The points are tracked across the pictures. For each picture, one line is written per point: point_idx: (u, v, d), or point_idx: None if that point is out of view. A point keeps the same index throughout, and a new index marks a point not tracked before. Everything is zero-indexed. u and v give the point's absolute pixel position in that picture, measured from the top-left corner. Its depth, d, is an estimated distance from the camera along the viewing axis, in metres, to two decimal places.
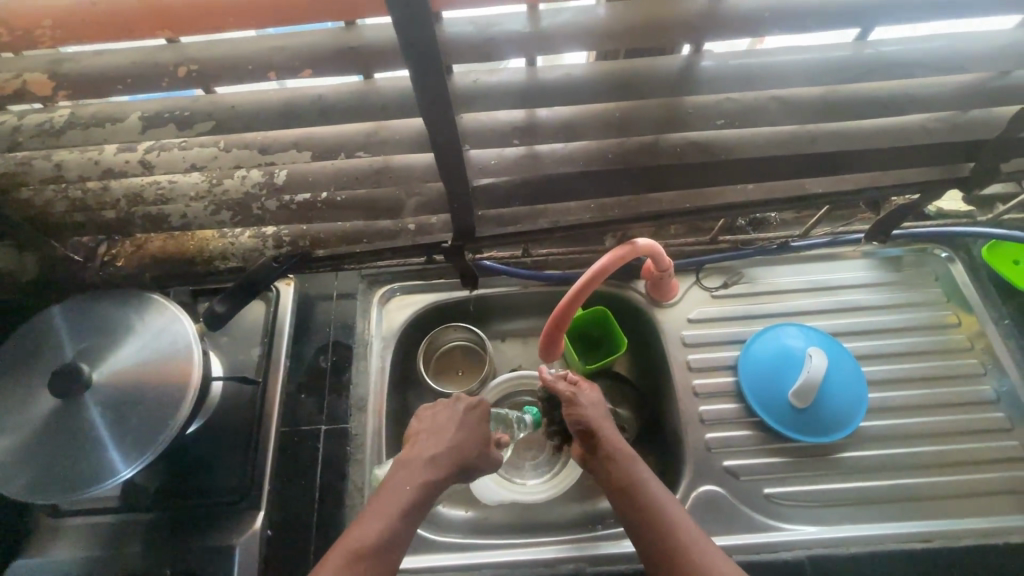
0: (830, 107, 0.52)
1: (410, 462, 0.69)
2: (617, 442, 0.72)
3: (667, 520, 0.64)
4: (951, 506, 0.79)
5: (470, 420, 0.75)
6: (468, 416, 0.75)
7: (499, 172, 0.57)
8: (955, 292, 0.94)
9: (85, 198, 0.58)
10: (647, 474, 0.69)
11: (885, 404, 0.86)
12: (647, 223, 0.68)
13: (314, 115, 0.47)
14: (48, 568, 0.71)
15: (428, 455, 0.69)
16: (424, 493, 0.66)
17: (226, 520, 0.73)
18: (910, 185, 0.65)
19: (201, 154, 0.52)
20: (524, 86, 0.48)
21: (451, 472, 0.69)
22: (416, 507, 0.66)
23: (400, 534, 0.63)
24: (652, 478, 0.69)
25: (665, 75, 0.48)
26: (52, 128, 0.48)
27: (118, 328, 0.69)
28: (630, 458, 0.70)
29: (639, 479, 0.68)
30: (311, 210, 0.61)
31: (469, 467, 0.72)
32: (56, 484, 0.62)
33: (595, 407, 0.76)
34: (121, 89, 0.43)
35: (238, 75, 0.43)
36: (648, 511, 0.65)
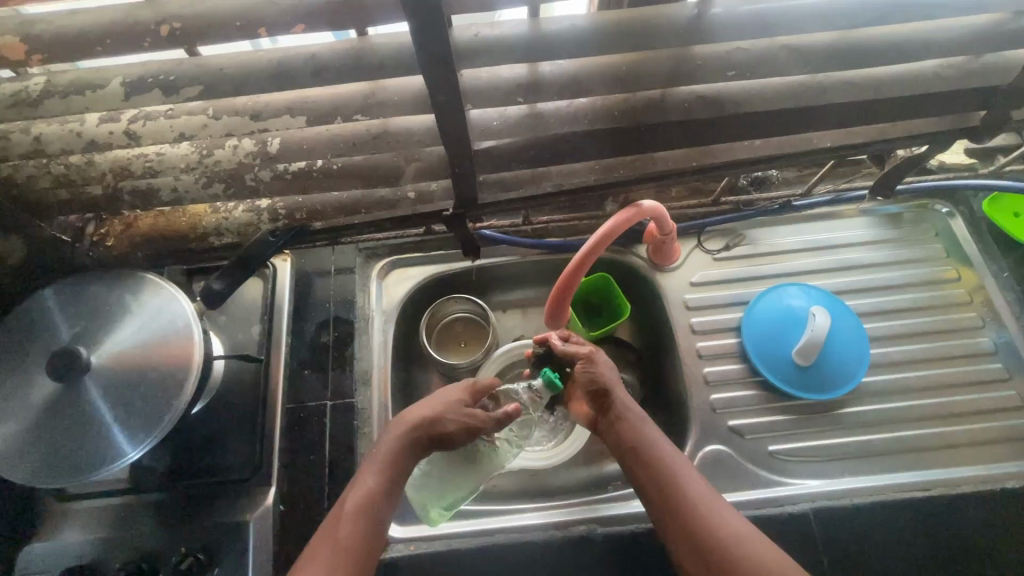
0: (846, 53, 0.50)
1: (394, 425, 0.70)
2: (626, 403, 0.72)
3: (677, 481, 0.65)
4: (951, 456, 0.80)
5: (452, 390, 0.73)
6: (453, 387, 0.73)
7: (502, 133, 0.55)
8: (955, 247, 0.94)
9: (68, 173, 0.55)
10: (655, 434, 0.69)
11: (887, 360, 0.87)
12: (652, 184, 0.66)
13: (309, 75, 0.45)
14: (59, 551, 0.71)
15: (400, 418, 0.69)
16: (390, 453, 0.66)
17: (237, 497, 0.73)
18: (920, 136, 0.64)
19: (190, 122, 0.49)
20: (527, 38, 0.46)
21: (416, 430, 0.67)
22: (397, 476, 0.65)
23: (385, 504, 0.64)
24: (660, 437, 0.69)
25: (675, 25, 0.47)
26: (29, 97, 0.45)
27: (113, 309, 0.67)
28: (638, 418, 0.70)
29: (648, 439, 0.68)
30: (306, 179, 0.58)
31: (439, 428, 0.68)
32: (60, 468, 0.61)
33: (609, 368, 0.74)
34: (102, 51, 0.41)
35: (227, 33, 0.40)
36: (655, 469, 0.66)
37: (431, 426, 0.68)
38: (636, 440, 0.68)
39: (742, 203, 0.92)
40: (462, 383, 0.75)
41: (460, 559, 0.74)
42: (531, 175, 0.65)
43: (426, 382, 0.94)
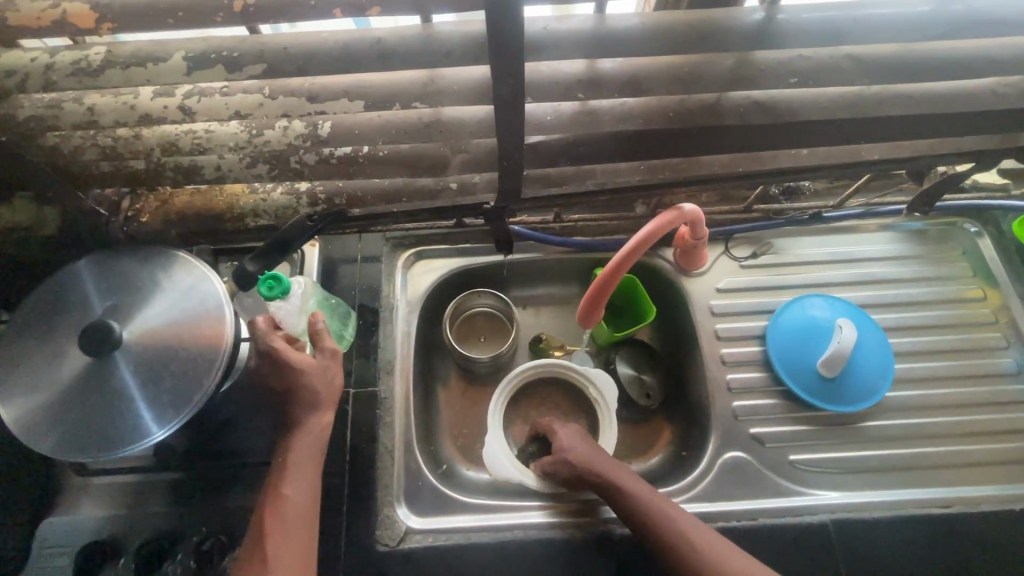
0: (910, 66, 0.50)
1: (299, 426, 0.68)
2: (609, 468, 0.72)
3: (679, 537, 0.66)
4: (971, 474, 0.80)
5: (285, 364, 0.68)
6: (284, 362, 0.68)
7: (554, 128, 0.55)
8: (982, 266, 0.94)
9: (115, 146, 0.55)
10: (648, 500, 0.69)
11: (909, 375, 0.87)
12: (695, 187, 0.66)
13: (373, 60, 0.45)
14: (77, 526, 0.70)
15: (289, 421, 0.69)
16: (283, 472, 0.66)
17: (256, 481, 0.73)
18: (967, 153, 0.63)
19: (246, 101, 0.49)
20: (594, 33, 0.46)
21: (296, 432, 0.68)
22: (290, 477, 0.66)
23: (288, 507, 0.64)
24: (649, 494, 0.70)
25: (743, 29, 0.47)
26: (88, 67, 0.45)
27: (145, 285, 0.66)
28: (624, 481, 0.71)
29: (646, 507, 0.68)
30: (352, 164, 0.58)
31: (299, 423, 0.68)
32: (89, 443, 0.60)
33: (574, 443, 0.75)
34: (171, 24, 0.40)
35: (300, 12, 0.40)
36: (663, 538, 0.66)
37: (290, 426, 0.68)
38: (625, 503, 0.69)
39: (772, 212, 0.92)
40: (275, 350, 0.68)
41: (479, 554, 0.74)
42: (575, 172, 0.65)
43: (446, 375, 0.94)
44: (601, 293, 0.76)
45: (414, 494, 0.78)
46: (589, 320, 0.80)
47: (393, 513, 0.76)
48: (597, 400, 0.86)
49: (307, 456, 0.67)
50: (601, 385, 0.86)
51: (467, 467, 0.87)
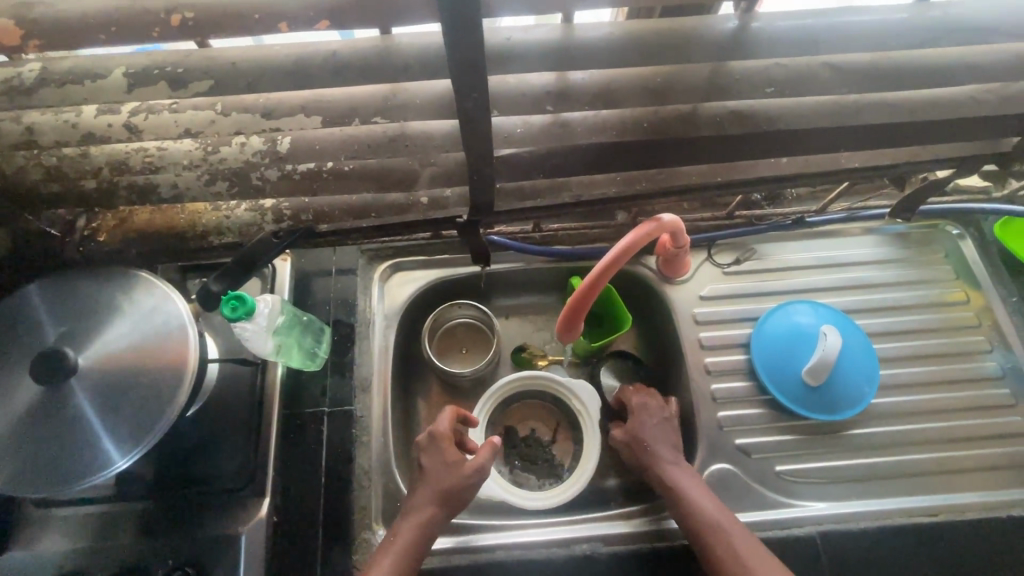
0: (889, 74, 0.48)
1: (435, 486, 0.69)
2: (684, 475, 0.72)
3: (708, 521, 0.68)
4: (957, 481, 0.80)
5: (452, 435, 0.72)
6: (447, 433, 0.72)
7: (525, 141, 0.53)
8: (964, 269, 0.93)
9: (62, 166, 0.52)
10: (715, 513, 0.68)
11: (895, 381, 0.86)
12: (673, 197, 0.64)
13: (329, 75, 0.42)
14: (36, 562, 0.67)
15: (445, 490, 0.68)
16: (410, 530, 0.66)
17: (226, 509, 0.70)
18: (947, 160, 0.62)
19: (196, 118, 0.46)
20: (561, 45, 0.43)
21: (439, 508, 0.68)
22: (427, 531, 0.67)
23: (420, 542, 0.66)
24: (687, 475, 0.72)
25: (716, 37, 0.45)
26: (21, 85, 0.42)
27: (103, 308, 0.63)
28: (687, 482, 0.71)
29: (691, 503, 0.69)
30: (315, 180, 0.55)
31: (449, 494, 0.68)
32: (43, 478, 0.57)
33: (651, 434, 0.76)
34: (105, 39, 0.37)
35: (245, 26, 0.37)
36: (705, 539, 0.67)
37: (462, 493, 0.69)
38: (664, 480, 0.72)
39: (754, 218, 0.90)
40: (450, 422, 0.73)
41: None
42: (550, 184, 0.63)
43: (426, 389, 0.92)
44: (581, 303, 0.74)
45: (393, 516, 0.76)
46: (569, 337, 0.79)
47: (370, 536, 0.74)
48: (580, 412, 0.85)
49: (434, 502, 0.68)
50: (583, 398, 0.84)
51: None
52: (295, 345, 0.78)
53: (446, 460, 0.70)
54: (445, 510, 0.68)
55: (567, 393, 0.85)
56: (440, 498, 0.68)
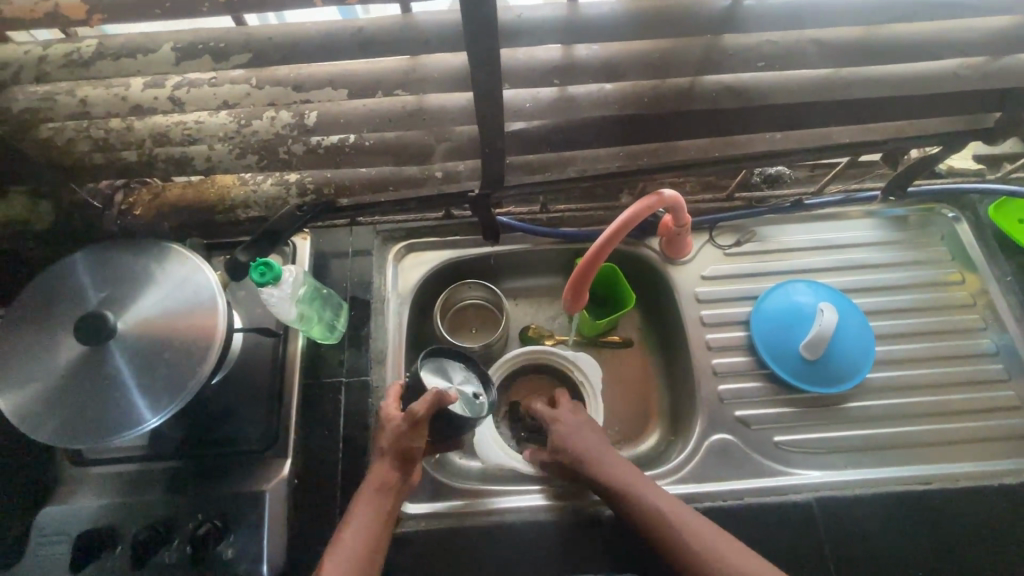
0: (873, 49, 0.52)
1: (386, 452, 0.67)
2: (627, 474, 0.70)
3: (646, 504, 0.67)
4: (951, 452, 0.82)
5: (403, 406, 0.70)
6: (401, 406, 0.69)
7: (534, 115, 0.57)
8: (960, 250, 0.96)
9: (108, 138, 0.56)
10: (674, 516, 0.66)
11: (891, 357, 0.89)
12: (673, 173, 0.68)
13: (355, 47, 0.46)
14: (73, 515, 0.71)
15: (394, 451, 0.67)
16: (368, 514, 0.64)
17: (249, 469, 0.74)
18: (934, 135, 0.65)
19: (234, 90, 0.51)
20: (567, 20, 0.47)
21: (394, 472, 0.67)
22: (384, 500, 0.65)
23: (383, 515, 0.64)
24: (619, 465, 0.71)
25: (711, 13, 0.48)
26: (80, 58, 0.46)
27: (139, 277, 0.68)
28: (618, 470, 0.71)
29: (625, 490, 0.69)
30: (339, 153, 0.60)
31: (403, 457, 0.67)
32: (84, 431, 0.62)
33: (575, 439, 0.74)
34: (159, 14, 0.42)
35: (282, 1, 0.42)
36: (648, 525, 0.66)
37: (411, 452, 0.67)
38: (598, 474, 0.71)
39: (754, 200, 0.94)
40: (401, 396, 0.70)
41: (470, 537, 0.75)
42: (557, 160, 0.67)
43: None
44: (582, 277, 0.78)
45: None
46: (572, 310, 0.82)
47: None
48: (582, 385, 0.90)
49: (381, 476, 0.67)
50: (585, 370, 0.91)
51: (459, 454, 0.88)
52: (315, 314, 0.82)
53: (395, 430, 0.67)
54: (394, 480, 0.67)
55: (569, 365, 0.92)
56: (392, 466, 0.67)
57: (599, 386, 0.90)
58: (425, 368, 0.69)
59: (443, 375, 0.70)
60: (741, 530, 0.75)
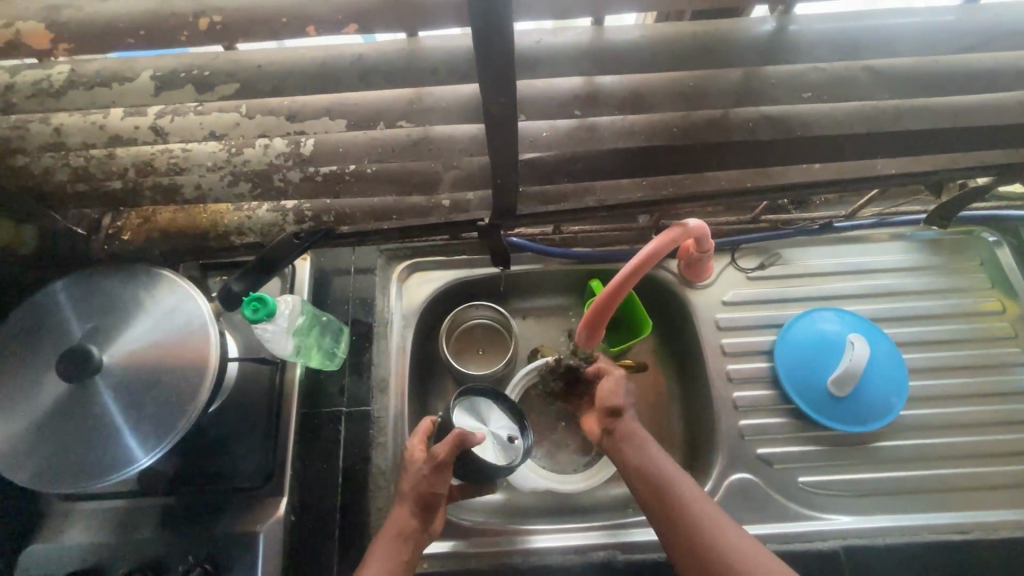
0: (933, 78, 0.46)
1: (409, 493, 0.68)
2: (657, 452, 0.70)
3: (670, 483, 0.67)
4: (988, 498, 0.77)
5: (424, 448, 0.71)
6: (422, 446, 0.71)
7: (551, 145, 0.52)
8: (1000, 277, 0.90)
9: (88, 166, 0.52)
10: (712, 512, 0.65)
11: (924, 393, 0.83)
12: (700, 203, 0.63)
13: (354, 78, 0.42)
14: (60, 554, 0.68)
15: (416, 495, 0.67)
16: (393, 553, 0.64)
17: (244, 507, 0.70)
18: (989, 167, 0.60)
19: (222, 120, 0.46)
20: (591, 48, 0.42)
21: (418, 515, 0.67)
22: (407, 546, 0.66)
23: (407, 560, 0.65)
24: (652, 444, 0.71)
25: (753, 40, 0.43)
26: (51, 87, 0.42)
27: (127, 306, 0.64)
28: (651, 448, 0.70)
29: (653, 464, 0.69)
30: (338, 182, 0.55)
31: (426, 501, 0.68)
32: (68, 474, 0.58)
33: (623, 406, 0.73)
34: (133, 43, 0.37)
35: (273, 29, 0.37)
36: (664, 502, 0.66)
37: (434, 498, 0.68)
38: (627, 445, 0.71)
39: (781, 222, 0.88)
40: (422, 433, 0.72)
41: None
42: (574, 188, 0.62)
43: (442, 390, 0.91)
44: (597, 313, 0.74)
45: None
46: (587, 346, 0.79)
47: None
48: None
49: (402, 519, 0.67)
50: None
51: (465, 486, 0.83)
52: (315, 342, 0.78)
53: (419, 472, 0.68)
54: (418, 524, 0.67)
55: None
56: (414, 507, 0.67)
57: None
58: (461, 406, 0.74)
59: (478, 416, 0.74)
60: None
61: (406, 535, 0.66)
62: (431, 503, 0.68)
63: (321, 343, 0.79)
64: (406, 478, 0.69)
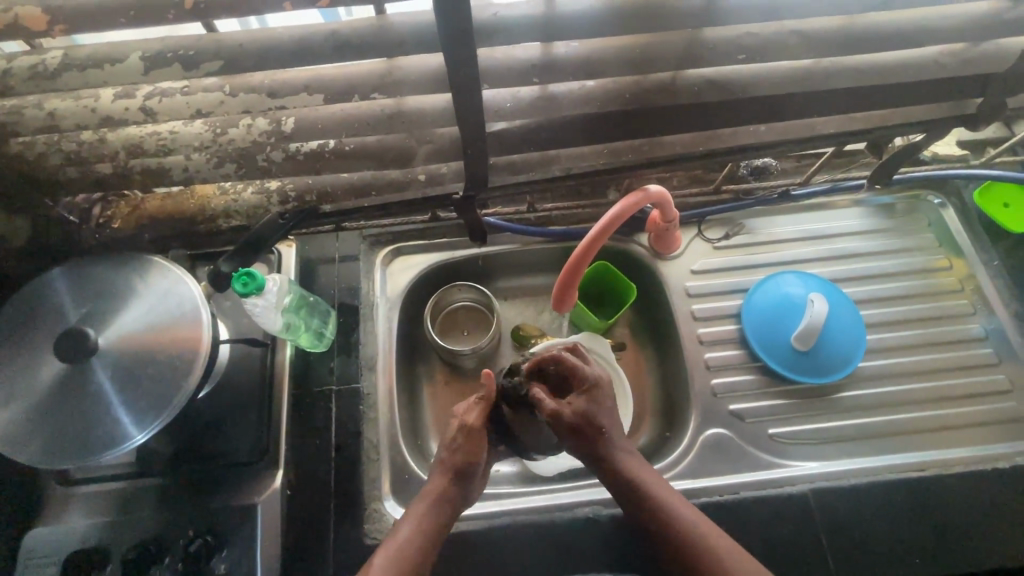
0: (850, 39, 0.52)
1: (446, 462, 0.68)
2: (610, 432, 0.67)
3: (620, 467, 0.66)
4: (943, 438, 0.82)
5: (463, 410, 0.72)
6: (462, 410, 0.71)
7: (514, 114, 0.56)
8: (947, 236, 0.96)
9: (80, 151, 0.55)
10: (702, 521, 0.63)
11: (882, 345, 0.89)
12: (659, 168, 0.67)
13: (329, 52, 0.46)
14: (62, 537, 0.70)
15: (454, 465, 0.67)
16: (425, 521, 0.64)
17: (241, 482, 0.73)
18: (917, 123, 0.65)
19: (207, 99, 0.49)
20: (544, 17, 0.47)
21: (455, 484, 0.67)
22: (443, 513, 0.65)
23: (439, 528, 0.64)
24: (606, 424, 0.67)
25: (689, 8, 0.48)
26: (46, 70, 0.45)
27: (120, 291, 0.66)
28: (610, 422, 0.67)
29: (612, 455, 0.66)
30: (318, 159, 0.58)
31: (463, 469, 0.67)
32: (67, 451, 0.60)
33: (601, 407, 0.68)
34: (124, 23, 0.41)
35: (251, 5, 0.41)
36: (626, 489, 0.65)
37: (470, 467, 0.67)
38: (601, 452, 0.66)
39: (742, 193, 0.93)
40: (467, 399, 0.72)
41: (470, 542, 0.74)
42: (541, 159, 0.66)
43: (429, 370, 0.95)
44: (586, 252, 0.74)
45: (403, 486, 0.79)
46: (565, 287, 0.78)
47: (380, 506, 0.77)
48: (597, 359, 0.91)
49: (439, 488, 0.66)
50: (593, 347, 0.91)
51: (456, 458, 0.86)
52: (305, 321, 0.82)
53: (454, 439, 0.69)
54: (457, 492, 0.67)
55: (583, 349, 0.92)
56: (452, 474, 0.67)
57: (610, 354, 0.91)
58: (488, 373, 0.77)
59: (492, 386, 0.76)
60: (739, 525, 0.74)
61: (440, 504, 0.65)
62: (471, 474, 0.68)
63: (311, 322, 0.83)
64: (444, 445, 0.69)
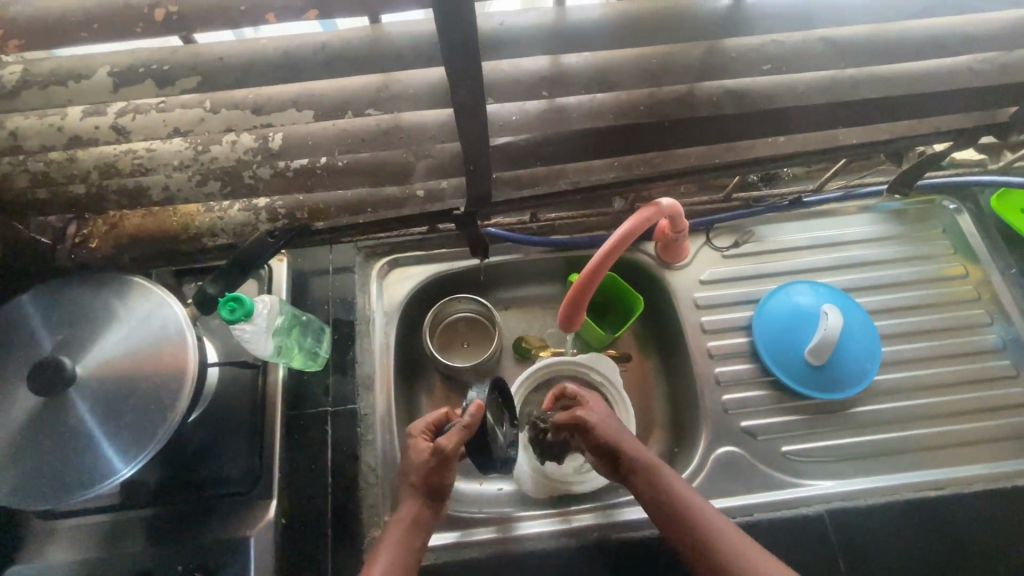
0: (882, 48, 0.48)
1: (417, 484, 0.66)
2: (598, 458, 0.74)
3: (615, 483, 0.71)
4: (961, 454, 0.80)
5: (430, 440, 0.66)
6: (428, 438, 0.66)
7: (520, 129, 0.52)
8: (963, 243, 0.93)
9: (48, 171, 0.51)
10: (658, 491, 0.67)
11: (898, 357, 0.86)
12: (671, 181, 0.64)
13: (317, 67, 0.42)
14: (44, 575, 0.66)
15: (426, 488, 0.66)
16: (405, 549, 0.63)
17: (233, 513, 0.69)
18: (943, 132, 0.62)
19: (185, 116, 0.45)
20: (554, 27, 0.43)
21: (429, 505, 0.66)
22: (420, 536, 0.65)
23: (419, 553, 0.64)
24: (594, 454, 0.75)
25: (712, 15, 0.44)
26: (3, 88, 0.41)
27: (98, 316, 0.62)
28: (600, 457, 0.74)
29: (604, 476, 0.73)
30: (309, 177, 0.54)
31: (436, 491, 0.67)
32: (44, 488, 0.57)
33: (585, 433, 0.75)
34: (87, 37, 0.37)
35: (231, 17, 0.37)
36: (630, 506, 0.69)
37: (440, 487, 0.67)
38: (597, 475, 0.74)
39: (752, 200, 0.90)
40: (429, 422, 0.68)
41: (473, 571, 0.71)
42: (547, 173, 0.62)
43: (429, 386, 0.91)
44: (600, 265, 0.70)
45: None
46: (574, 299, 0.74)
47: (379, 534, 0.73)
48: (603, 382, 0.88)
49: (413, 511, 0.65)
50: (600, 368, 0.88)
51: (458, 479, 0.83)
52: (298, 342, 0.78)
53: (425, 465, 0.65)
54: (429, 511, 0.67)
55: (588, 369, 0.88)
56: (425, 496, 0.66)
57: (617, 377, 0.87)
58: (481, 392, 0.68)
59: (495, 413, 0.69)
60: None
61: (416, 528, 0.65)
62: (441, 493, 0.68)
63: (303, 343, 0.79)
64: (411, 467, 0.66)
